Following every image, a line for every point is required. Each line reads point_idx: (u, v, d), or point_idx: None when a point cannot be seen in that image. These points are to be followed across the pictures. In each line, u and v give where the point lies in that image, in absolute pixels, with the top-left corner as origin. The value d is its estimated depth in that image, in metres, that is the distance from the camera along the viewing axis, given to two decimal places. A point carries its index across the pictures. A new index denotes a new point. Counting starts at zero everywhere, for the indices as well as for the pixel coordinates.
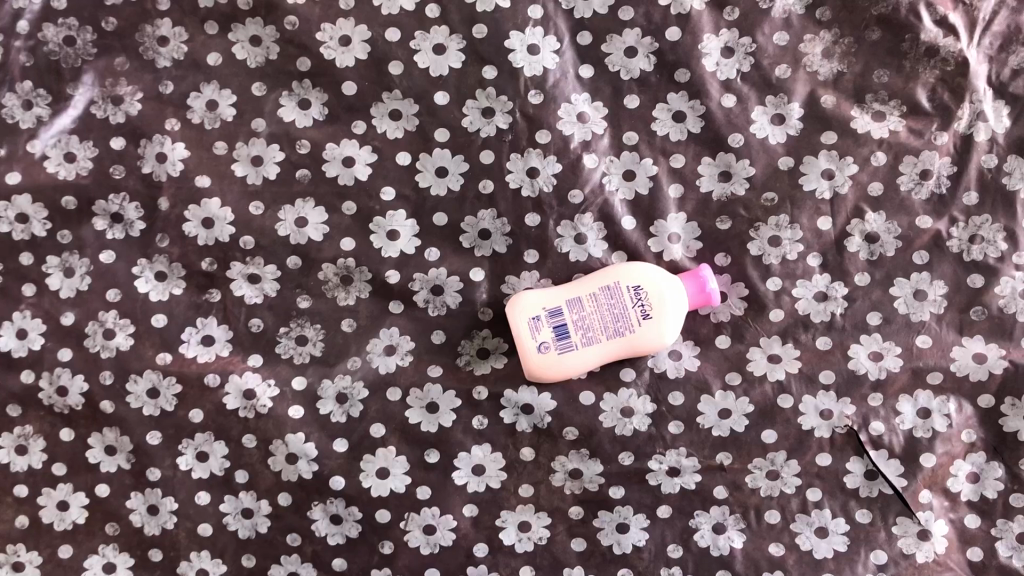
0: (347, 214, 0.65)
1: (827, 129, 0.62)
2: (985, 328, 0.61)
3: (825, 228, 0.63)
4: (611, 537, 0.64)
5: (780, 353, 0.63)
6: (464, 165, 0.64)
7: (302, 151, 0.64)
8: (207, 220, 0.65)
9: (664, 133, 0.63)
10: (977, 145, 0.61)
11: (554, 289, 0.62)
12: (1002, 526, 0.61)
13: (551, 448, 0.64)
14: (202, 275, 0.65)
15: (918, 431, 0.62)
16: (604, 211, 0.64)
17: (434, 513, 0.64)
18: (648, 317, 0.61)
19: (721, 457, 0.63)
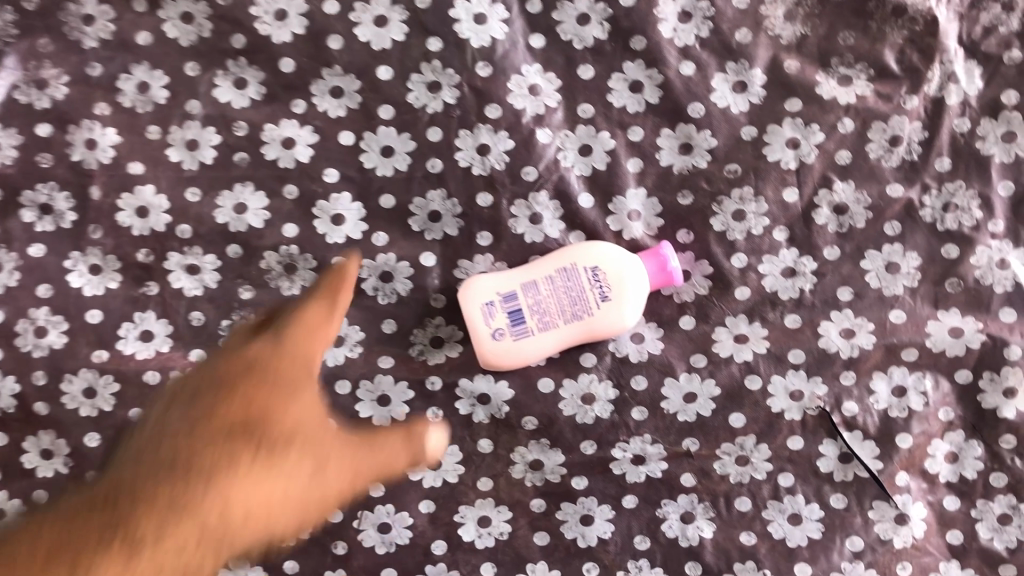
0: (289, 198, 0.61)
1: (791, 96, 0.59)
2: (961, 300, 0.58)
3: (791, 200, 0.59)
4: (575, 530, 0.61)
5: (746, 333, 0.60)
6: (411, 144, 0.61)
7: (240, 133, 0.61)
8: (141, 208, 0.61)
9: (621, 104, 0.60)
10: (949, 108, 0.58)
11: (509, 272, 0.59)
12: (982, 507, 0.58)
13: (509, 439, 0.61)
14: (139, 267, 0.62)
15: (893, 410, 0.59)
16: (560, 188, 0.60)
17: (388, 511, 0.61)
18: (607, 299, 0.58)
19: (687, 443, 0.60)
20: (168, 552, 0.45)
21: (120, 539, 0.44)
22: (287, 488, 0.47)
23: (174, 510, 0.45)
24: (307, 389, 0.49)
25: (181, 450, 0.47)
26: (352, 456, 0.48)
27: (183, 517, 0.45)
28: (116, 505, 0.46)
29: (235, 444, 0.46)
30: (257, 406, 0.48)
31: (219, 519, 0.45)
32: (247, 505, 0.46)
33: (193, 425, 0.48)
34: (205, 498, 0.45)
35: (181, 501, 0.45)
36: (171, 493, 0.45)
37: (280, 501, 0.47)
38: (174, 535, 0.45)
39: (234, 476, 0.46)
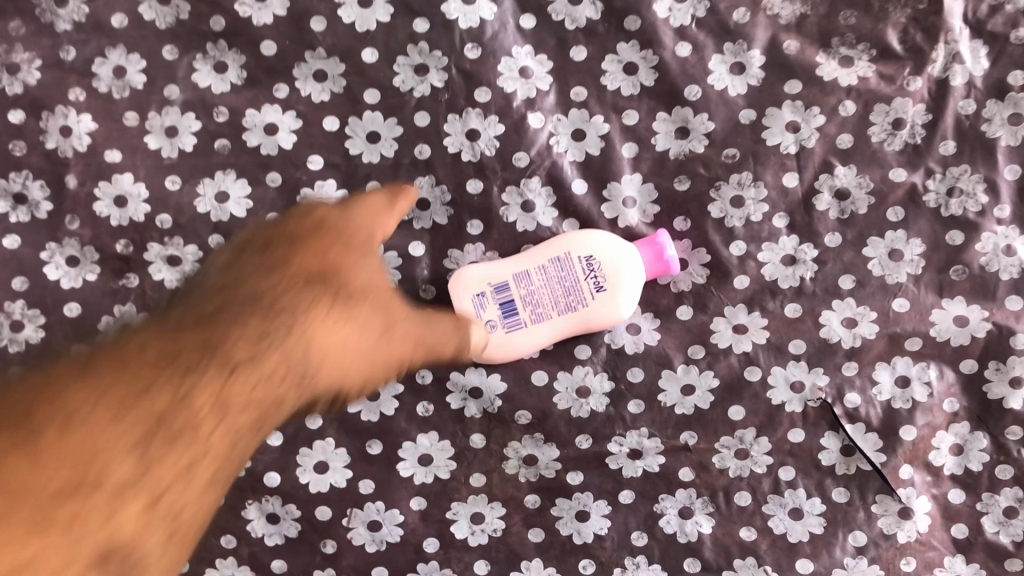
0: (273, 186, 0.59)
1: (790, 78, 0.57)
2: (966, 288, 0.57)
3: (791, 185, 0.58)
4: (571, 526, 0.59)
5: (746, 323, 0.58)
6: (397, 129, 0.59)
7: (220, 119, 0.59)
8: (119, 197, 0.59)
9: (615, 87, 0.58)
10: (954, 89, 0.56)
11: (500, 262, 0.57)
12: (987, 500, 0.57)
13: (502, 434, 0.59)
14: (118, 259, 0.60)
15: (896, 402, 0.57)
16: (552, 175, 0.59)
17: (378, 509, 0.59)
18: (602, 289, 0.56)
19: (685, 437, 0.58)
20: (255, 382, 0.37)
21: (198, 356, 0.35)
22: (354, 335, 0.40)
23: (245, 346, 0.36)
24: (385, 227, 0.45)
25: (257, 244, 0.41)
26: (418, 330, 0.46)
27: (264, 342, 0.37)
28: (184, 309, 0.38)
29: (314, 253, 0.41)
30: (335, 258, 0.41)
31: (293, 308, 0.38)
32: (321, 348, 0.38)
33: (266, 242, 0.41)
34: (281, 292, 0.39)
35: (264, 290, 0.38)
36: (247, 291, 0.38)
37: (350, 284, 0.41)
38: (251, 341, 0.36)
39: (312, 289, 0.39)
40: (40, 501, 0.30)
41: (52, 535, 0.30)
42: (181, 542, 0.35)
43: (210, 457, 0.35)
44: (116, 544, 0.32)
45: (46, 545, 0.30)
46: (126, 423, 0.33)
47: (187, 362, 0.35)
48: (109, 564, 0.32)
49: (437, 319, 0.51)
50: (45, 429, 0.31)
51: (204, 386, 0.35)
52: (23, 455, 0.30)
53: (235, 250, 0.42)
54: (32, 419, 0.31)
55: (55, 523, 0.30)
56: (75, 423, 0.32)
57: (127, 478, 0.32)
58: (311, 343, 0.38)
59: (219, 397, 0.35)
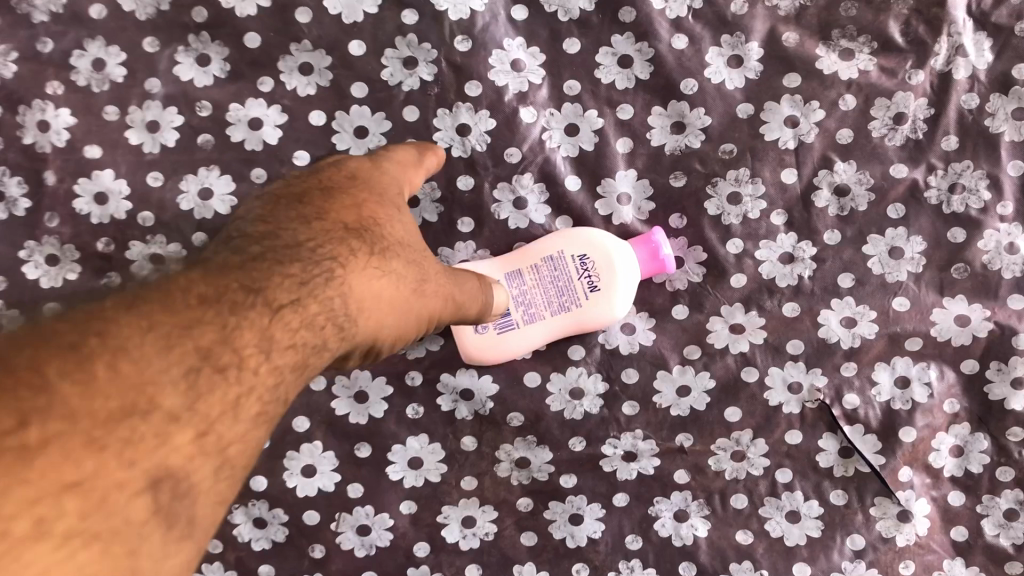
0: (257, 182, 0.57)
1: (789, 71, 0.56)
2: (968, 287, 0.55)
3: (790, 181, 0.56)
4: (564, 530, 0.58)
5: (743, 323, 0.57)
6: (386, 124, 0.57)
7: (203, 114, 0.57)
8: (100, 194, 0.57)
9: (610, 81, 0.56)
10: (957, 83, 0.55)
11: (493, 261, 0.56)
12: (988, 502, 0.56)
13: (494, 437, 0.58)
14: (99, 257, 0.57)
15: (896, 403, 0.56)
16: (545, 171, 0.57)
17: (368, 512, 0.58)
18: (597, 289, 0.55)
19: (681, 439, 0.57)
20: (301, 325, 0.31)
21: (246, 295, 0.30)
22: (393, 288, 0.36)
23: (288, 286, 0.31)
24: (404, 181, 0.42)
25: (286, 189, 0.36)
26: (447, 283, 0.42)
27: (310, 289, 0.32)
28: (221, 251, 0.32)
29: (354, 196, 0.37)
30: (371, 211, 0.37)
31: (341, 265, 0.34)
32: (361, 296, 0.34)
33: (297, 192, 0.35)
34: (330, 236, 0.34)
35: (313, 225, 0.34)
36: (298, 232, 0.33)
37: (381, 235, 0.37)
38: (296, 282, 0.32)
39: (356, 239, 0.35)
40: (87, 424, 0.24)
41: (69, 471, 0.23)
42: (230, 488, 0.29)
43: (259, 394, 0.30)
44: (166, 470, 0.26)
45: (105, 466, 0.24)
46: (175, 356, 0.27)
47: (240, 298, 0.30)
48: (156, 497, 0.26)
49: (459, 277, 0.45)
50: (97, 357, 0.25)
51: (258, 324, 0.30)
52: (65, 371, 0.24)
53: (261, 197, 0.35)
54: (71, 337, 0.25)
55: (107, 450, 0.24)
56: (127, 350, 0.26)
57: (178, 410, 0.26)
58: (350, 295, 0.34)
59: (271, 336, 0.30)
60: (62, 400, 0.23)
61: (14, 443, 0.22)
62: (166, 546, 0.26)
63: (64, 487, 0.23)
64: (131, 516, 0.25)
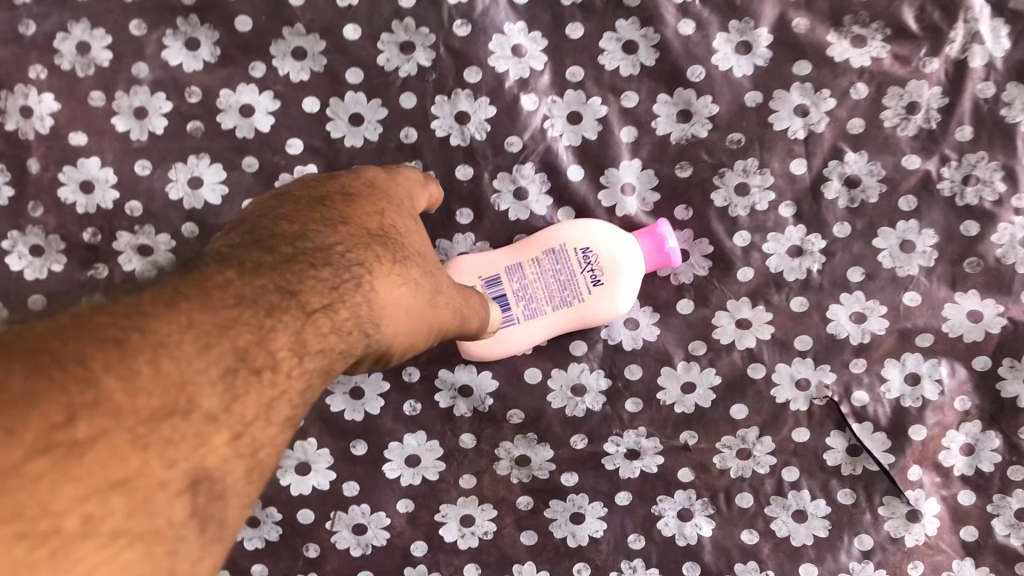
0: (249, 171, 0.55)
1: (800, 59, 0.54)
2: (981, 282, 0.54)
3: (800, 172, 0.54)
4: (565, 529, 0.56)
5: (750, 318, 0.55)
6: (382, 111, 0.55)
7: (193, 100, 0.55)
8: (86, 183, 0.55)
9: (613, 67, 0.55)
10: (972, 72, 0.53)
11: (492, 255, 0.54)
12: (999, 502, 0.54)
13: (493, 434, 0.56)
14: (85, 248, 0.55)
15: (906, 400, 0.55)
16: (547, 160, 0.55)
17: (364, 511, 0.56)
18: (599, 282, 0.53)
19: (685, 437, 0.56)
20: (331, 331, 0.32)
21: (282, 298, 0.31)
22: (415, 297, 0.37)
23: (319, 290, 0.32)
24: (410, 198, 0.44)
25: (310, 192, 0.37)
26: (461, 298, 0.43)
27: (341, 293, 0.33)
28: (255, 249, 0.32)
29: (373, 207, 0.38)
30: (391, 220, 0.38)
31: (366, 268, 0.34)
32: (387, 304, 0.35)
33: (320, 196, 0.37)
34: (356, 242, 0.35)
35: (339, 230, 0.35)
36: (327, 236, 0.34)
37: (401, 243, 0.38)
38: (327, 288, 0.32)
39: (380, 247, 0.36)
40: (131, 422, 0.25)
41: (112, 467, 0.24)
42: (260, 489, 0.30)
43: (289, 396, 0.30)
44: (203, 470, 0.27)
45: (147, 464, 0.25)
46: (215, 355, 0.28)
47: (275, 300, 0.30)
48: (195, 498, 0.27)
49: (469, 293, 0.46)
50: (142, 352, 0.26)
51: (290, 326, 0.30)
52: (114, 369, 0.25)
53: (287, 195, 0.36)
54: (117, 332, 0.26)
55: (152, 446, 0.25)
56: (168, 346, 0.26)
57: (213, 409, 0.27)
58: (377, 300, 0.34)
59: (303, 339, 0.31)
60: (109, 397, 0.24)
61: (64, 440, 0.23)
62: (201, 545, 0.27)
63: (113, 484, 0.24)
64: (173, 514, 0.26)
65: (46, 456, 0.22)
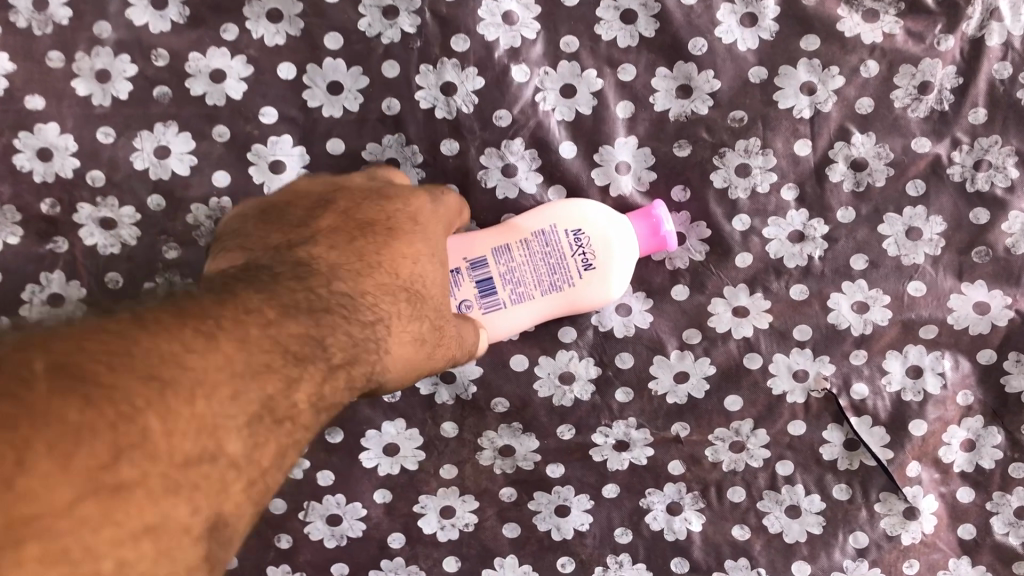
0: (220, 141, 0.52)
1: (808, 33, 0.51)
2: (989, 272, 0.52)
3: (804, 154, 0.52)
4: (549, 522, 0.54)
5: (747, 306, 0.53)
6: (363, 80, 0.51)
7: (160, 63, 0.51)
8: (44, 150, 0.51)
9: (610, 38, 0.51)
10: (989, 51, 0.50)
11: (477, 233, 0.51)
12: (998, 500, 0.53)
13: (476, 423, 0.54)
14: (43, 220, 0.51)
15: (907, 394, 0.53)
16: (538, 136, 0.52)
17: (339, 501, 0.54)
18: (591, 266, 0.50)
19: (677, 428, 0.54)
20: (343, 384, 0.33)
21: (310, 347, 0.32)
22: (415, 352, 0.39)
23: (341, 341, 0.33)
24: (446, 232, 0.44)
25: (341, 229, 0.38)
26: (456, 338, 0.43)
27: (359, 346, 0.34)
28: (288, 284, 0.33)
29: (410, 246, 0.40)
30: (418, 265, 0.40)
31: (379, 319, 0.36)
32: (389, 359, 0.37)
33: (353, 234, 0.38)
34: (374, 291, 0.37)
35: (363, 277, 0.36)
36: (354, 283, 0.36)
37: (412, 296, 0.39)
38: (347, 342, 0.34)
39: (396, 296, 0.38)
40: (165, 466, 0.25)
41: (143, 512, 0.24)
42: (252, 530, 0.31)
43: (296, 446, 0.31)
44: (221, 517, 0.27)
45: (176, 508, 0.25)
46: (245, 403, 0.28)
47: (308, 347, 0.32)
48: (207, 546, 0.27)
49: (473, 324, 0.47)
50: (180, 394, 0.26)
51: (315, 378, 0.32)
52: (163, 409, 0.25)
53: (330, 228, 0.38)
54: (163, 365, 0.26)
55: (182, 491, 0.26)
56: (205, 391, 0.27)
57: (240, 455, 0.28)
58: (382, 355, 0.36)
59: (320, 391, 0.32)
60: (150, 439, 0.25)
61: (105, 482, 0.23)
62: None
63: (144, 531, 0.24)
64: (191, 562, 0.26)
65: (91, 499, 0.23)
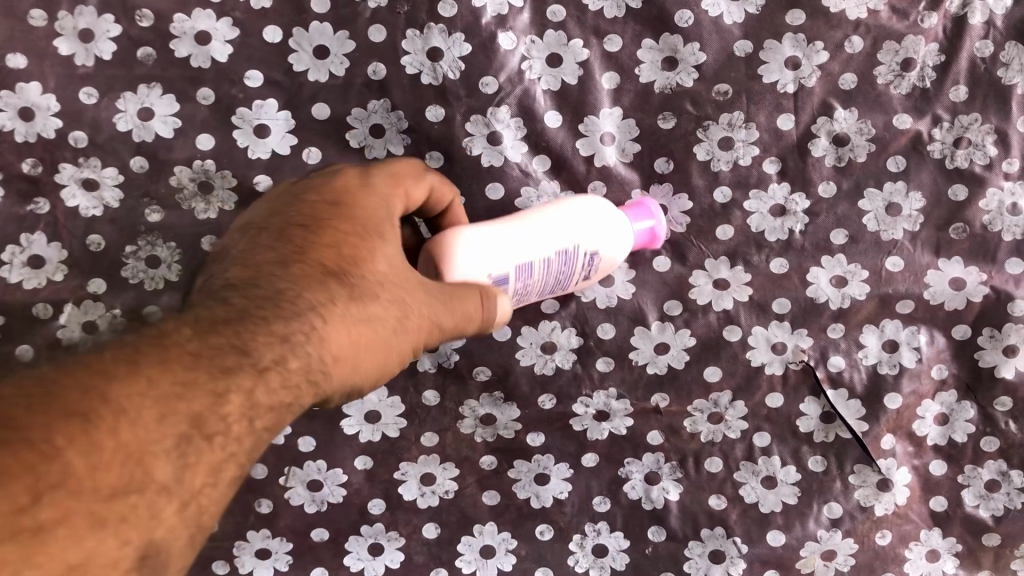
0: (204, 104, 0.51)
1: (793, 7, 0.51)
2: (965, 249, 0.52)
3: (787, 128, 0.52)
4: (528, 490, 0.55)
5: (727, 279, 0.54)
6: (349, 44, 0.51)
7: (144, 24, 0.50)
8: (25, 109, 0.50)
9: (598, 7, 0.51)
10: (971, 29, 0.51)
11: (501, 237, 0.46)
12: (970, 473, 0.54)
13: (458, 391, 0.54)
14: (24, 180, 0.51)
15: (882, 367, 0.54)
16: (523, 105, 0.52)
17: (320, 467, 0.54)
18: (591, 276, 0.50)
19: (656, 399, 0.54)
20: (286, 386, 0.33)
21: (238, 356, 0.31)
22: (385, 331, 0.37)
23: (276, 344, 0.32)
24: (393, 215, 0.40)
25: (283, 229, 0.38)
26: (457, 322, 0.42)
27: (288, 345, 0.33)
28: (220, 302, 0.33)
29: (349, 231, 0.38)
30: (355, 250, 0.37)
31: (315, 329, 0.34)
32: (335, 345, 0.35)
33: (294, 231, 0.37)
34: (311, 298, 0.35)
35: (305, 271, 0.35)
36: (289, 286, 0.35)
37: (356, 283, 0.36)
38: (277, 341, 0.32)
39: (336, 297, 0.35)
40: (88, 500, 0.26)
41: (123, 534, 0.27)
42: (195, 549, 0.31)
43: (236, 454, 0.31)
44: (152, 543, 0.28)
45: (101, 542, 0.26)
46: (172, 422, 0.29)
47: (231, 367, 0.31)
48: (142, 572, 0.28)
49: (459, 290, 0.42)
50: (104, 424, 0.27)
51: (242, 387, 0.31)
52: (80, 445, 0.26)
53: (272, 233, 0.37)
54: (85, 401, 0.27)
55: (110, 522, 0.27)
56: (131, 416, 0.28)
57: (172, 479, 0.29)
58: (324, 348, 0.34)
59: (256, 399, 0.31)
60: (69, 477, 0.26)
61: (26, 517, 0.24)
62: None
63: (67, 567, 0.25)
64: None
65: (10, 543, 0.24)
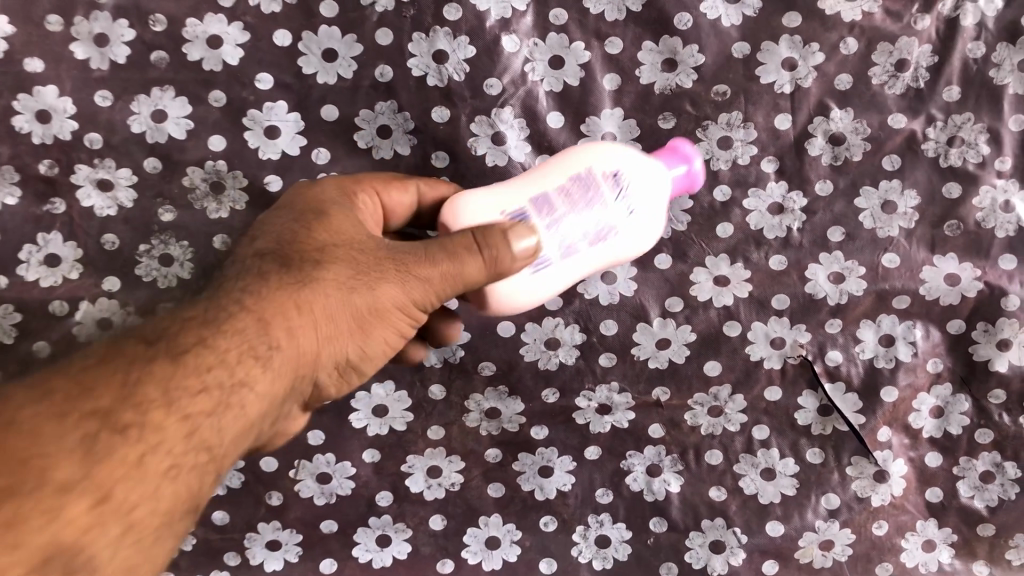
0: (216, 106, 0.53)
1: (790, 10, 0.52)
2: (960, 245, 0.54)
3: (784, 128, 0.53)
4: (533, 482, 0.56)
5: (727, 275, 0.55)
6: (357, 48, 0.53)
7: (157, 28, 0.52)
8: (42, 112, 0.52)
9: (599, 11, 0.53)
10: (964, 31, 0.52)
11: (506, 186, 0.43)
12: (965, 465, 0.55)
13: (463, 386, 0.55)
14: (41, 181, 0.52)
15: (879, 361, 0.55)
16: (526, 105, 0.54)
17: (328, 460, 0.55)
18: (631, 209, 0.43)
19: (657, 393, 0.56)
20: (211, 369, 0.35)
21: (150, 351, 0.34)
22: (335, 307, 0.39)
23: (196, 336, 0.35)
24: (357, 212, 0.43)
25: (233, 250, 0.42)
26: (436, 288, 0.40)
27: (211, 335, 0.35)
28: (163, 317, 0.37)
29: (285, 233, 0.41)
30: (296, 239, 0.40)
31: (241, 315, 0.36)
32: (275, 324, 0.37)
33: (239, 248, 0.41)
34: (237, 294, 0.37)
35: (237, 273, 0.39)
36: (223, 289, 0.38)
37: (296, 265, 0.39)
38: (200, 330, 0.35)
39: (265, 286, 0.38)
40: None
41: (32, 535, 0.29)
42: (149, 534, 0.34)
43: (162, 447, 0.33)
44: (59, 544, 0.30)
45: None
46: (73, 424, 0.31)
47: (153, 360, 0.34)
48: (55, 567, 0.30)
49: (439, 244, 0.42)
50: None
51: (154, 380, 0.33)
52: None
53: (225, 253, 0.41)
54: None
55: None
56: (26, 424, 0.31)
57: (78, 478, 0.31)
58: (261, 328, 0.36)
59: (175, 384, 0.33)
60: None
61: None
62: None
63: None
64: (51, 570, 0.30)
65: None
